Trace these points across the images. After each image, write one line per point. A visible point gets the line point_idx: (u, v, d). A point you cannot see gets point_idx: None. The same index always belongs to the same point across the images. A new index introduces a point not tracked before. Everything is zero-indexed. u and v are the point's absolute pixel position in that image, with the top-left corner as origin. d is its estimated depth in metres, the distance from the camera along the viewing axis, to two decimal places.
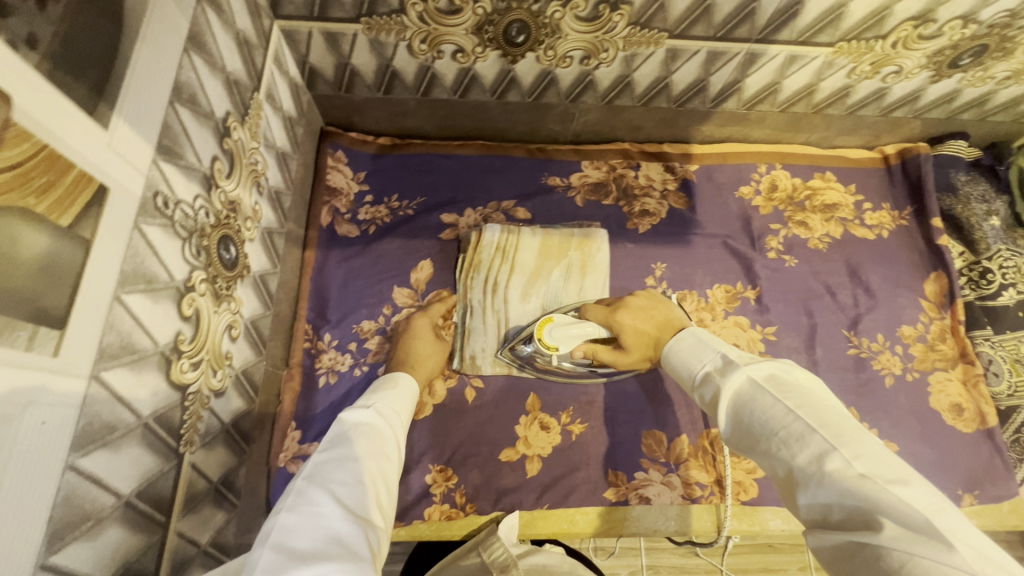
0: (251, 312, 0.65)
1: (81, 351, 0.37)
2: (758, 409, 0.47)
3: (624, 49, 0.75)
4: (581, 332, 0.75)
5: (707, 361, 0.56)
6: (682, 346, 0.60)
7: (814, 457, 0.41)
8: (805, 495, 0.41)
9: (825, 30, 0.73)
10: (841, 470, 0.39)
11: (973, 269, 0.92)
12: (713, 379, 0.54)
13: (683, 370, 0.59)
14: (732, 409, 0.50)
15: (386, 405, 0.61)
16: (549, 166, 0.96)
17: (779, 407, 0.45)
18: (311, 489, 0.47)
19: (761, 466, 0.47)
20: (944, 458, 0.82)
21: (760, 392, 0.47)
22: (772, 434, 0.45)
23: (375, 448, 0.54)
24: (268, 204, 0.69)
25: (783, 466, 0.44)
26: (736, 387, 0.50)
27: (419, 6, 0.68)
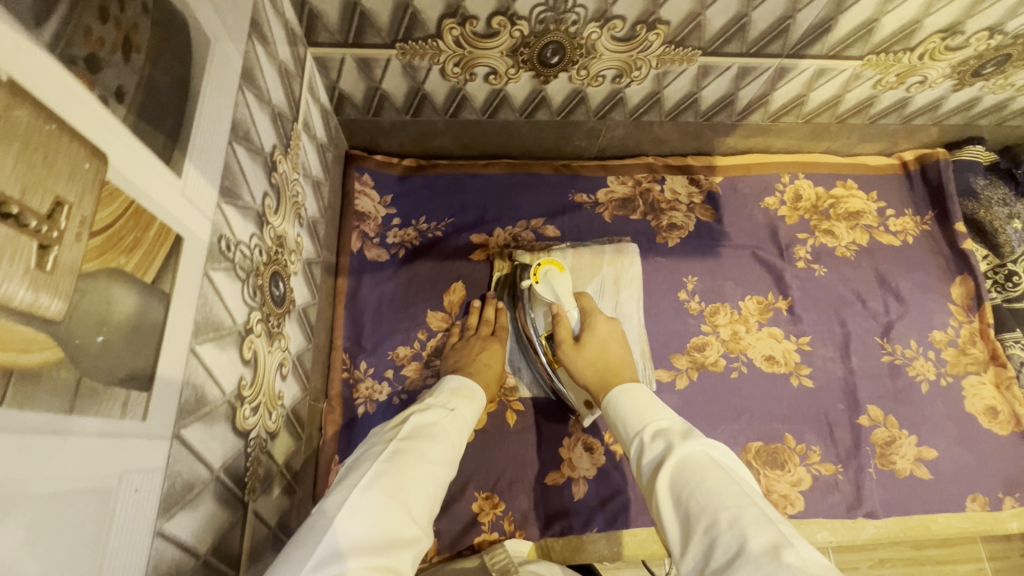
0: (297, 348, 0.64)
1: (165, 410, 0.36)
2: (712, 481, 0.48)
3: (657, 67, 0.76)
4: (566, 298, 0.77)
5: (660, 417, 0.58)
6: (635, 397, 0.62)
7: (770, 547, 0.41)
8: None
9: (856, 44, 0.73)
10: (798, 566, 0.39)
11: (999, 272, 0.93)
12: (666, 436, 0.54)
13: (635, 415, 0.59)
14: (677, 470, 0.50)
15: (459, 410, 0.62)
16: (575, 183, 0.95)
17: (734, 488, 0.47)
18: (385, 478, 0.50)
19: (693, 555, 0.45)
20: (983, 462, 0.83)
21: (714, 467, 0.49)
22: (718, 513, 0.45)
23: (443, 453, 0.56)
24: (307, 235, 0.68)
25: (723, 551, 0.43)
26: (688, 455, 0.51)
27: (456, 31, 0.68)
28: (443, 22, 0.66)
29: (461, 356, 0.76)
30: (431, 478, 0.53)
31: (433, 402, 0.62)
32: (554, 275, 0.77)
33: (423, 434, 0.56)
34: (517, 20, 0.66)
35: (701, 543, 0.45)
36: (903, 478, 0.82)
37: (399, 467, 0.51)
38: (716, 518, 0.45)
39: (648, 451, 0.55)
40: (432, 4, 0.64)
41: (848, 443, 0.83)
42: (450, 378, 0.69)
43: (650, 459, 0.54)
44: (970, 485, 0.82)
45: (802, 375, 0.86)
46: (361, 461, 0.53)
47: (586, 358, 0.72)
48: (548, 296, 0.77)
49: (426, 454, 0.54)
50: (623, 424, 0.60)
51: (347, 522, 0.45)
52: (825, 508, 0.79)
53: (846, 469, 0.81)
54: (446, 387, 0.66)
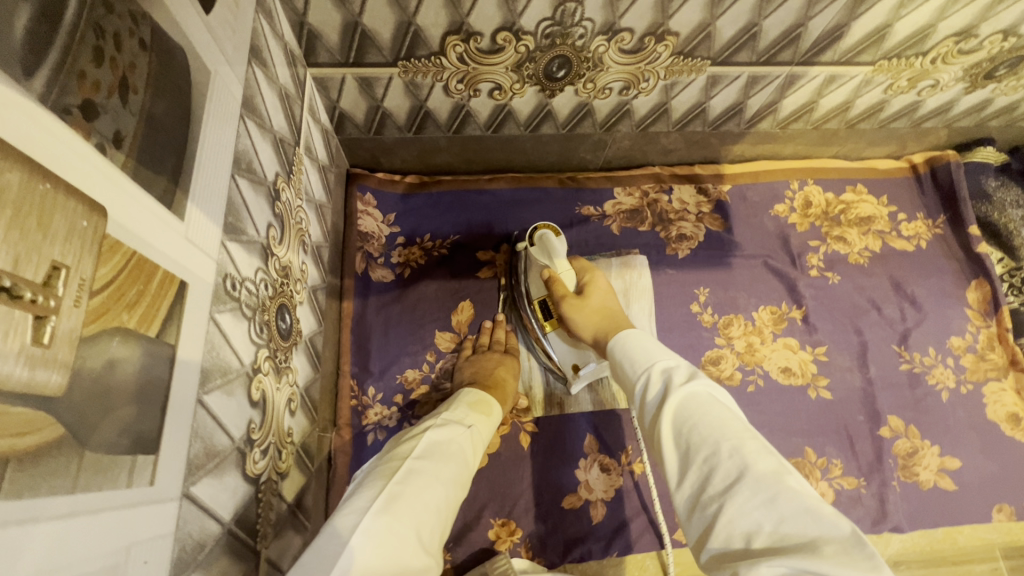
0: (304, 380, 0.62)
1: (173, 470, 0.33)
2: (716, 417, 0.45)
3: (665, 78, 0.74)
4: (559, 258, 0.76)
5: (665, 356, 0.53)
6: (634, 341, 0.57)
7: (771, 472, 0.40)
8: (737, 509, 0.39)
9: (868, 50, 0.72)
10: (799, 490, 0.39)
11: (1015, 275, 0.92)
12: (669, 374, 0.51)
13: (636, 355, 0.55)
14: (682, 407, 0.47)
15: (475, 427, 0.60)
16: (581, 195, 0.94)
17: (737, 424, 0.45)
18: (399, 501, 0.47)
19: (689, 479, 0.44)
20: (1007, 470, 0.81)
21: (718, 405, 0.47)
22: (720, 442, 0.43)
23: (456, 474, 0.54)
24: (312, 261, 0.66)
25: (722, 477, 0.41)
26: (693, 391, 0.48)
27: (460, 47, 0.66)
28: (447, 39, 0.64)
29: (477, 368, 0.75)
30: (443, 502, 0.50)
31: (448, 416, 0.60)
32: (549, 236, 0.78)
33: (437, 452, 0.54)
34: (522, 35, 0.65)
35: (699, 472, 0.43)
36: (928, 490, 0.80)
37: (413, 489, 0.49)
38: (716, 447, 0.43)
39: (650, 389, 0.51)
40: (435, 22, 0.62)
41: (870, 456, 0.81)
42: (466, 391, 0.67)
43: (653, 395, 0.50)
44: (996, 496, 0.81)
45: (820, 387, 0.84)
46: (372, 481, 0.50)
47: (590, 309, 0.69)
48: (541, 257, 0.77)
49: (440, 474, 0.52)
50: (626, 363, 0.56)
51: (361, 546, 0.42)
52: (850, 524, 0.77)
53: (869, 483, 0.79)
54: (462, 401, 0.64)
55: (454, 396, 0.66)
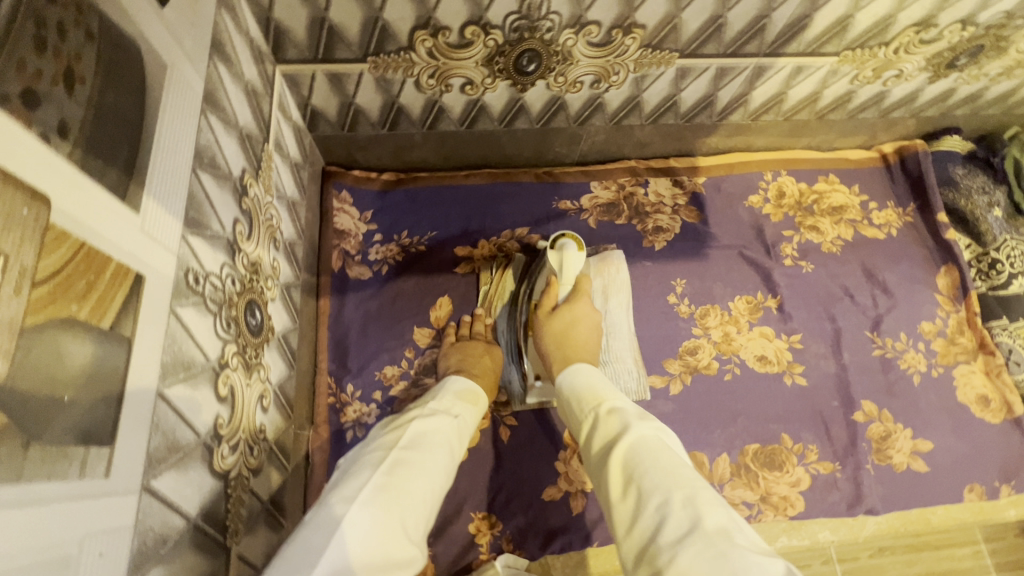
0: (278, 377, 0.61)
1: (132, 463, 0.33)
2: (665, 463, 0.48)
3: (635, 71, 0.75)
4: (568, 273, 0.79)
5: (619, 400, 0.57)
6: (596, 382, 0.61)
7: (720, 525, 0.42)
8: (689, 558, 0.40)
9: (832, 41, 0.73)
10: (746, 545, 0.41)
11: (983, 260, 0.93)
12: (625, 416, 0.54)
13: (595, 395, 0.59)
14: (632, 449, 0.50)
15: (459, 418, 0.61)
16: (558, 190, 0.94)
17: (685, 471, 0.47)
18: (385, 493, 0.47)
19: (636, 530, 0.45)
20: (977, 451, 0.83)
21: (667, 450, 0.49)
22: (673, 491, 0.45)
23: (442, 464, 0.54)
24: (285, 259, 0.66)
25: (674, 527, 0.43)
26: (643, 436, 0.51)
27: (428, 42, 0.66)
28: (415, 34, 0.64)
29: (466, 354, 0.76)
30: (428, 491, 0.51)
31: (435, 407, 0.60)
32: (570, 247, 0.78)
33: (424, 442, 0.54)
34: (490, 29, 0.65)
35: (650, 518, 0.45)
36: (901, 472, 0.81)
37: (400, 480, 0.49)
38: (669, 496, 0.45)
39: (604, 429, 0.54)
40: (402, 16, 0.62)
41: (845, 440, 0.82)
42: (453, 381, 0.67)
43: (608, 437, 0.53)
44: (967, 476, 0.82)
45: (795, 374, 0.85)
46: (358, 471, 0.50)
47: (553, 327, 0.75)
48: (556, 264, 0.79)
49: (426, 464, 0.52)
50: (579, 403, 0.59)
51: (345, 542, 0.43)
52: (826, 507, 0.79)
53: (844, 466, 0.81)
54: (449, 392, 0.64)
55: (440, 386, 0.66)
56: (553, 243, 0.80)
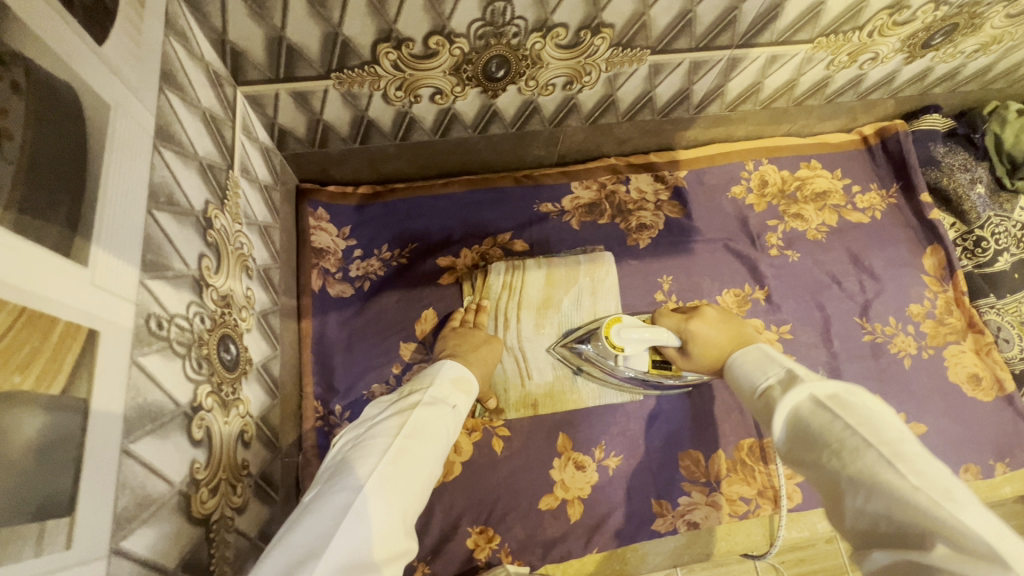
0: (259, 408, 0.60)
1: (97, 528, 0.32)
2: (813, 423, 0.45)
3: (607, 70, 0.73)
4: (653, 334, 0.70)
5: (769, 373, 0.55)
6: (749, 357, 0.59)
7: (870, 473, 0.39)
8: (857, 505, 0.40)
9: (805, 28, 0.72)
10: (898, 487, 0.37)
11: (968, 238, 0.93)
12: (771, 391, 0.53)
13: (740, 374, 0.59)
14: (784, 421, 0.48)
15: (455, 409, 0.61)
16: (539, 193, 0.93)
17: (833, 424, 0.44)
18: (388, 485, 0.49)
19: (812, 480, 0.46)
20: (971, 430, 0.83)
21: (816, 409, 0.46)
22: (821, 451, 0.43)
23: (438, 455, 0.55)
24: (259, 286, 0.64)
25: (831, 480, 0.43)
26: (793, 403, 0.48)
27: (392, 55, 0.64)
28: (378, 47, 0.62)
29: (462, 341, 0.75)
30: (423, 480, 0.52)
31: (435, 394, 0.60)
32: (624, 329, 0.70)
33: (424, 431, 0.55)
34: (455, 38, 0.63)
35: (815, 472, 0.45)
36: None
37: (401, 472, 0.50)
38: (818, 455, 0.44)
39: (759, 405, 0.54)
40: (362, 31, 0.60)
41: None
42: (450, 364, 0.65)
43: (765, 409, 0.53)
44: (961, 457, 0.82)
45: None
46: (362, 456, 0.51)
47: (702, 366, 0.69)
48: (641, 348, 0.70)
49: (424, 454, 0.53)
50: (737, 385, 0.60)
51: (347, 534, 0.44)
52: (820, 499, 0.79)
53: None
54: (446, 375, 0.63)
55: (436, 366, 0.64)
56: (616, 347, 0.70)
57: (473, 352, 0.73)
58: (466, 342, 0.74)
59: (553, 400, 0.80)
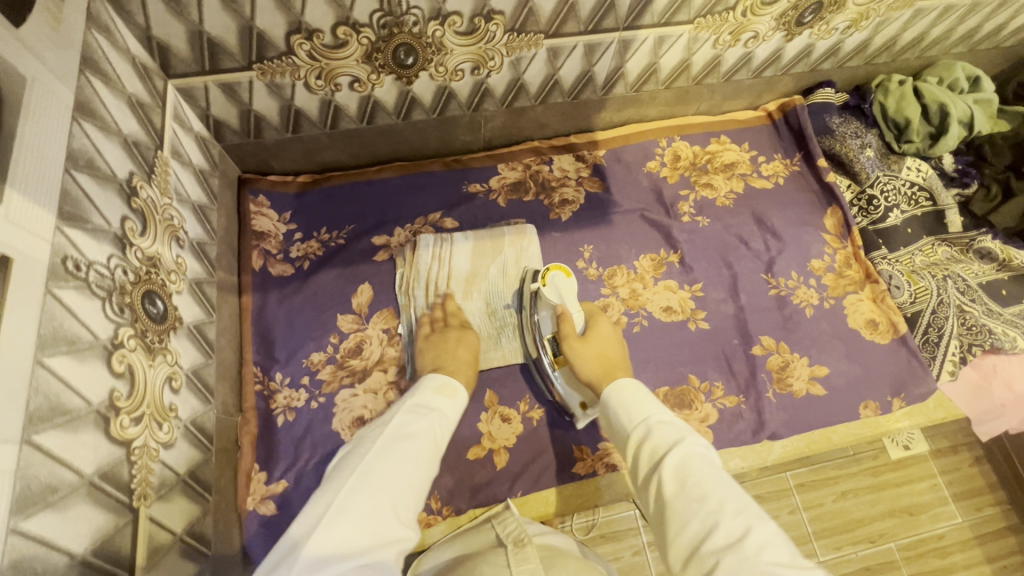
0: (191, 363, 0.66)
1: (8, 416, 0.38)
2: (712, 478, 0.55)
3: (508, 55, 0.81)
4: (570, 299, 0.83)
5: (662, 415, 0.65)
6: (636, 393, 0.68)
7: (765, 540, 0.49)
8: (736, 563, 0.47)
9: (681, 10, 0.81)
10: (785, 558, 0.48)
11: (862, 197, 1.01)
12: (672, 430, 0.62)
13: (634, 407, 0.66)
14: (685, 462, 0.57)
15: (438, 412, 0.67)
16: (467, 175, 1.00)
17: (732, 489, 0.55)
18: (371, 480, 0.56)
19: (689, 530, 0.52)
20: (870, 370, 0.90)
21: (713, 467, 0.57)
22: (722, 503, 0.53)
23: (424, 452, 0.62)
24: (191, 256, 0.71)
25: (723, 535, 0.50)
26: (694, 451, 0.58)
27: (306, 45, 0.72)
28: (291, 39, 0.70)
29: (439, 353, 0.80)
30: (411, 475, 0.58)
31: (416, 403, 0.67)
32: (560, 278, 0.83)
33: (404, 433, 0.62)
34: (360, 28, 0.71)
35: (699, 526, 0.52)
36: (801, 398, 0.88)
37: (382, 470, 0.57)
38: (717, 507, 0.52)
39: (654, 443, 0.61)
40: (274, 23, 0.68)
41: (746, 373, 0.89)
42: (430, 377, 0.73)
43: (653, 449, 0.60)
44: (862, 395, 0.89)
45: (697, 320, 0.92)
46: (349, 462, 0.59)
47: (590, 353, 0.77)
48: (554, 295, 0.83)
49: (407, 452, 0.60)
50: (621, 414, 0.66)
51: (335, 522, 0.51)
52: (734, 437, 0.85)
53: (747, 398, 0.87)
54: (427, 386, 0.70)
55: (420, 383, 0.72)
56: (542, 280, 0.84)
57: (455, 359, 0.79)
58: (446, 351, 0.80)
59: None
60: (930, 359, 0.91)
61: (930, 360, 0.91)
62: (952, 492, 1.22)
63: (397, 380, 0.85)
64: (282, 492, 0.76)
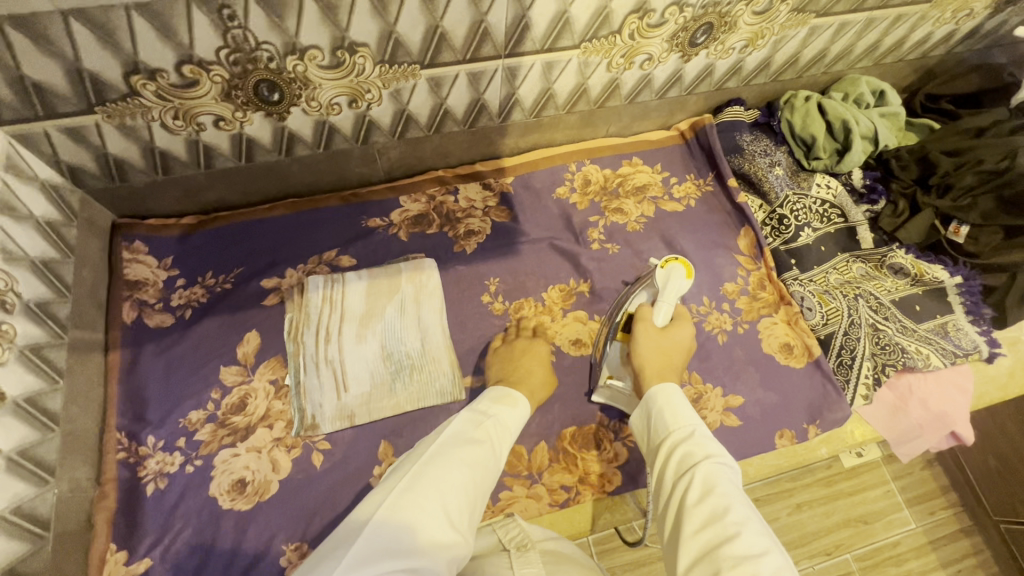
0: (19, 440, 0.63)
1: None
2: (739, 496, 0.50)
3: (385, 87, 0.77)
4: (671, 296, 0.80)
5: (698, 424, 0.60)
6: (677, 398, 0.63)
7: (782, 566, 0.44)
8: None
9: (563, 35, 0.78)
10: None
11: (773, 217, 0.99)
12: (707, 441, 0.57)
13: (680, 414, 0.61)
14: (712, 471, 0.52)
15: (495, 419, 0.64)
16: (366, 209, 0.95)
17: (755, 513, 0.49)
18: (425, 480, 0.53)
19: (706, 540, 0.47)
20: (786, 397, 0.87)
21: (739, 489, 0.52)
22: (745, 521, 0.47)
23: (484, 458, 0.59)
24: (26, 320, 0.67)
25: (741, 548, 0.45)
26: (726, 467, 0.53)
27: (150, 86, 0.67)
28: (131, 80, 0.65)
29: (506, 367, 0.80)
30: (469, 480, 0.55)
31: (474, 410, 0.65)
32: (676, 273, 0.80)
33: (461, 438, 0.59)
34: (209, 66, 0.66)
35: (717, 536, 0.47)
36: (715, 431, 0.84)
37: (438, 470, 0.54)
38: (739, 521, 0.47)
39: (685, 450, 0.56)
40: (105, 64, 0.62)
41: None
42: (490, 390, 0.71)
43: (684, 454, 0.56)
44: (777, 424, 0.86)
45: None
46: (406, 462, 0.56)
47: (655, 346, 0.75)
48: (661, 279, 0.81)
49: (465, 455, 0.57)
50: (659, 417, 0.62)
51: (388, 516, 0.48)
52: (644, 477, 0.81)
53: None
54: (487, 396, 0.68)
55: (478, 396, 0.70)
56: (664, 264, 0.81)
57: (525, 371, 0.79)
58: (515, 362, 0.80)
59: (369, 408, 0.81)
60: (844, 383, 0.87)
61: (844, 384, 0.87)
62: (906, 497, 1.17)
63: (283, 436, 0.78)
64: (144, 572, 0.69)
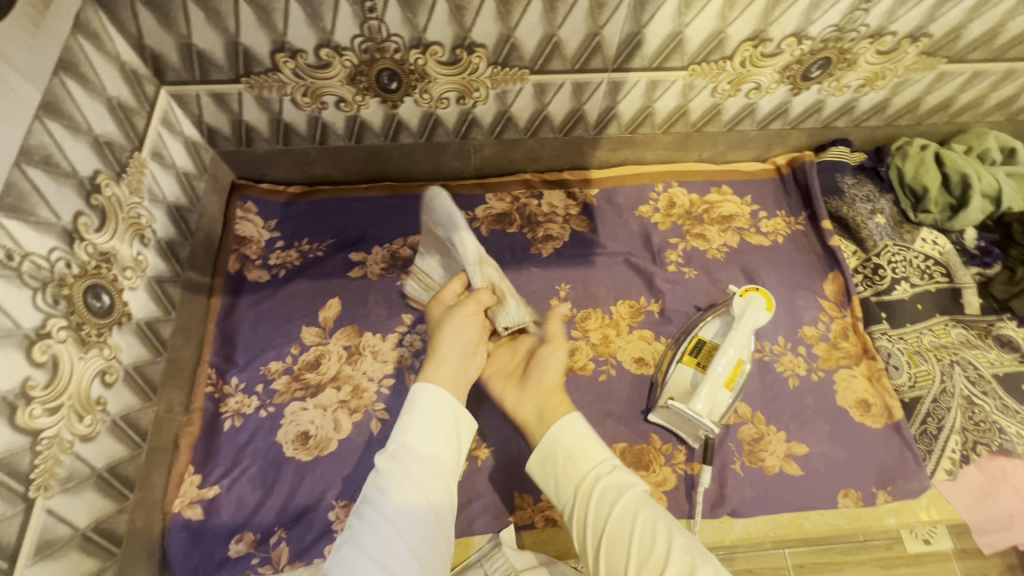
0: (132, 357, 0.71)
1: None
2: (659, 524, 0.55)
3: (493, 87, 0.81)
4: (744, 324, 0.78)
5: (604, 455, 0.63)
6: (579, 430, 0.65)
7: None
8: None
9: (673, 56, 0.79)
10: None
11: (867, 266, 0.94)
12: (616, 473, 0.61)
13: (587, 448, 0.64)
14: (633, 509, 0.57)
15: (403, 452, 0.57)
16: (453, 201, 1.00)
17: (676, 531, 0.55)
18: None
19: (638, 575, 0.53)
20: (856, 456, 0.82)
21: (656, 510, 0.58)
22: (672, 549, 0.53)
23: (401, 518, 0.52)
24: (155, 254, 0.76)
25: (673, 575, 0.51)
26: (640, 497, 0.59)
27: (290, 64, 0.74)
28: (275, 57, 0.73)
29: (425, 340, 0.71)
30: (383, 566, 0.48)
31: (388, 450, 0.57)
32: (753, 304, 0.78)
33: (369, 513, 0.52)
34: (342, 51, 0.73)
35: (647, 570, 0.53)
36: (773, 475, 0.80)
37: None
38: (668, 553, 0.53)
39: (602, 490, 0.60)
40: (258, 41, 0.71)
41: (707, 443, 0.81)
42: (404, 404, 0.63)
43: (600, 493, 0.60)
44: (842, 481, 0.81)
45: None
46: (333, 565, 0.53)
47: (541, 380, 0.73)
48: (737, 308, 0.79)
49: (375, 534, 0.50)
50: (568, 455, 0.63)
51: None
52: (690, 506, 0.78)
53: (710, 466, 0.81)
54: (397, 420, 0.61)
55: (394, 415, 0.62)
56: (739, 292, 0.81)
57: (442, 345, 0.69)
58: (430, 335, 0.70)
59: None
60: (925, 453, 0.81)
61: (925, 454, 0.81)
62: None
63: (347, 400, 0.82)
64: (212, 498, 0.75)
